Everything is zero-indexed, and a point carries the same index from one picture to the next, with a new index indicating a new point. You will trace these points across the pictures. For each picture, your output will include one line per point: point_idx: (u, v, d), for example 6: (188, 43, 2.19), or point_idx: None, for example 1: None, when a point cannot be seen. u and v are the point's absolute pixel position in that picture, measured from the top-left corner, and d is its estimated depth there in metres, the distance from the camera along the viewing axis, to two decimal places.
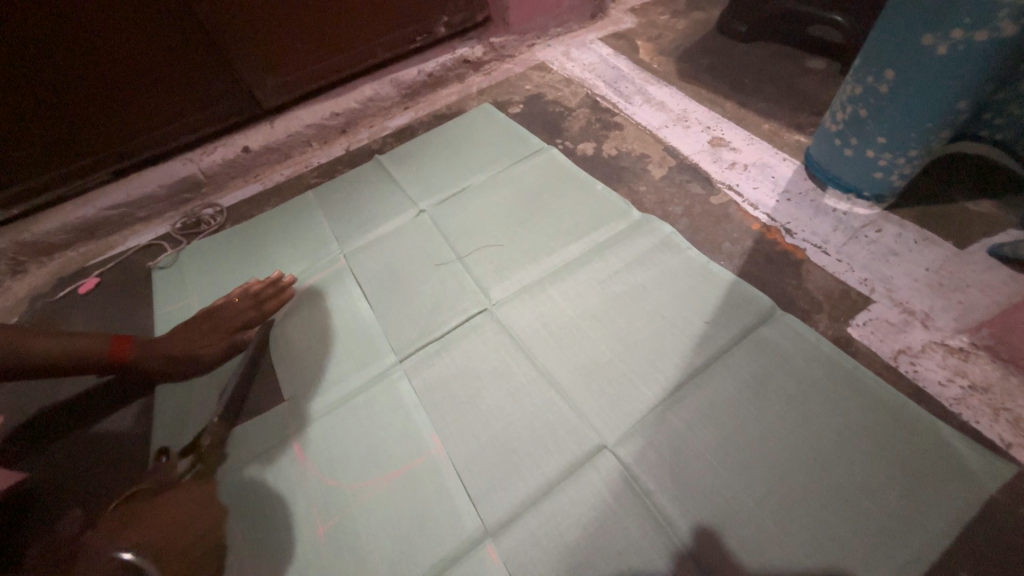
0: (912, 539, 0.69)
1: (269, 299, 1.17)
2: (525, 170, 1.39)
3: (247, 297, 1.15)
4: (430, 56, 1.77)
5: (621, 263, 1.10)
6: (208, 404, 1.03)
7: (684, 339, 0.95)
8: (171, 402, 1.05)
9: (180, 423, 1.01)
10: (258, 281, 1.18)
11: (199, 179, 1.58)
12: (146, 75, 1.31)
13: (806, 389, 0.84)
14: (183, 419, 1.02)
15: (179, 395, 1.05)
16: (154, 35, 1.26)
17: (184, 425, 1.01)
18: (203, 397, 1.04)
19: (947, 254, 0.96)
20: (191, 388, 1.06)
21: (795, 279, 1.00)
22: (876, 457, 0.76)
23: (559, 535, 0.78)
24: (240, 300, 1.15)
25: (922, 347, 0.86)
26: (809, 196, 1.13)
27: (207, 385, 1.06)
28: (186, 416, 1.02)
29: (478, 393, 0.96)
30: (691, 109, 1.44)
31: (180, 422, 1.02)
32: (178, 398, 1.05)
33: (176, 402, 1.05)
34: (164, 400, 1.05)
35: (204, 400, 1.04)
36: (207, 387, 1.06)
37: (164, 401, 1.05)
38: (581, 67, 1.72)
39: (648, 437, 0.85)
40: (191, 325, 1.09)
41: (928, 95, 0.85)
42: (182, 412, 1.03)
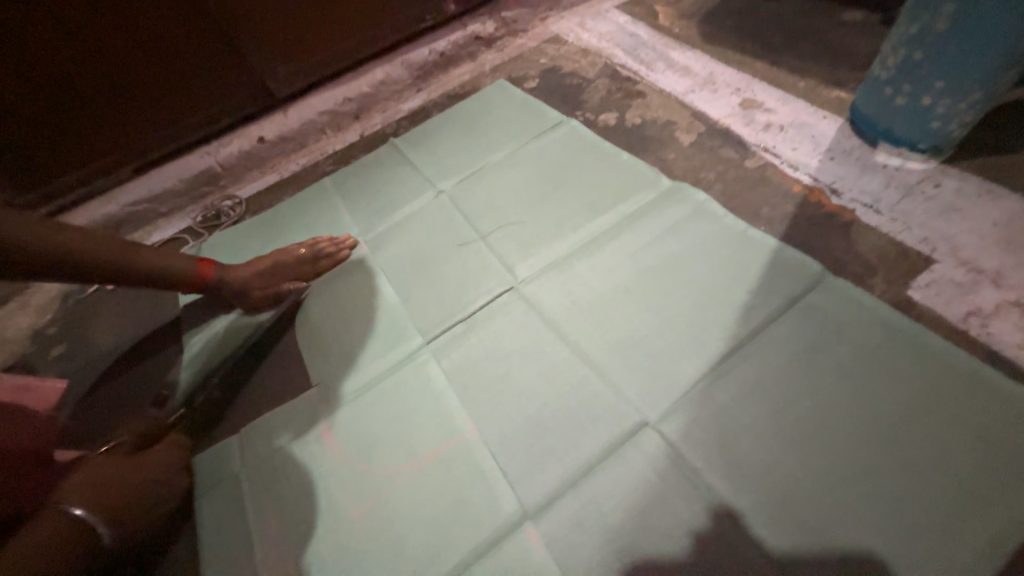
0: (991, 512, 0.64)
1: (322, 260, 1.20)
2: (545, 145, 1.34)
3: (304, 256, 1.18)
4: (441, 35, 1.73)
5: (653, 234, 1.04)
6: (215, 368, 1.08)
7: (726, 309, 0.89)
8: (191, 358, 1.11)
9: (196, 379, 1.07)
10: (321, 243, 1.21)
11: (216, 171, 1.58)
12: (159, 71, 1.30)
13: (864, 357, 0.78)
14: (200, 374, 1.07)
15: (201, 349, 1.12)
16: (166, 29, 1.24)
17: (198, 378, 1.07)
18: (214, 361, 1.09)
19: (1016, 206, 0.87)
20: (214, 351, 1.10)
21: (844, 241, 0.93)
22: (947, 427, 0.70)
23: (602, 513, 0.74)
24: (296, 258, 1.17)
25: (993, 308, 0.79)
26: (855, 153, 1.05)
27: (228, 350, 1.10)
28: (201, 372, 1.08)
29: (508, 372, 0.93)
30: (718, 71, 1.36)
31: (191, 378, 1.07)
32: (198, 354, 1.11)
33: (201, 370, 1.08)
34: (185, 354, 1.12)
35: (219, 359, 1.09)
36: (228, 350, 1.10)
37: (188, 362, 1.10)
38: (598, 36, 1.65)
39: (693, 413, 0.80)
40: (256, 263, 1.15)
41: (994, 29, 0.77)
42: (199, 367, 1.08)
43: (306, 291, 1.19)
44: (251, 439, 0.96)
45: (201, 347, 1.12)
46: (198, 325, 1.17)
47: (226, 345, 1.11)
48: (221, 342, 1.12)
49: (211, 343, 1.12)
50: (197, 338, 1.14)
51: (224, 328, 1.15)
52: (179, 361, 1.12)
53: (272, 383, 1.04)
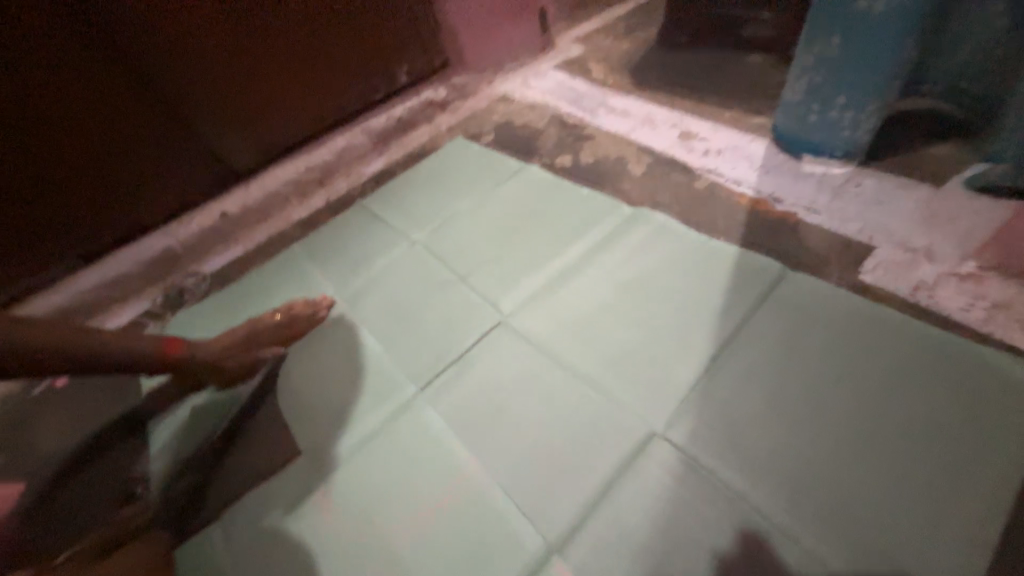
0: (983, 462, 0.68)
1: (301, 321, 1.16)
2: (510, 189, 1.42)
3: (283, 319, 1.14)
4: (397, 102, 1.84)
5: (626, 255, 1.10)
6: (192, 449, 1.00)
7: (706, 313, 0.94)
8: (166, 446, 1.02)
9: (172, 465, 0.98)
10: (298, 303, 1.17)
11: (177, 250, 1.53)
12: (112, 153, 1.31)
13: (838, 340, 0.84)
14: (178, 460, 0.99)
15: (177, 433, 1.04)
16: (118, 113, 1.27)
17: (177, 464, 0.98)
18: (190, 442, 1.01)
19: (928, 193, 1.01)
20: (193, 432, 1.03)
21: (795, 240, 1.02)
22: (926, 390, 0.75)
23: (629, 533, 0.72)
24: (274, 322, 1.13)
25: (935, 280, 0.87)
26: (786, 165, 1.18)
27: (206, 428, 1.03)
28: (180, 457, 0.99)
29: (508, 406, 0.91)
30: (654, 111, 1.52)
31: (168, 466, 0.98)
32: (175, 439, 1.03)
33: (178, 455, 1.00)
34: (159, 444, 1.03)
35: (195, 439, 1.01)
36: (207, 428, 1.03)
37: (162, 451, 1.01)
38: (542, 93, 1.81)
39: (697, 416, 0.81)
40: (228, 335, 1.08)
41: (875, 52, 0.94)
42: (177, 453, 1.00)
43: (286, 355, 1.14)
44: (240, 525, 0.88)
45: (176, 430, 1.05)
46: (170, 411, 1.09)
47: (203, 423, 1.04)
48: (199, 423, 1.04)
49: (185, 426, 1.05)
50: (171, 425, 1.06)
51: (197, 409, 1.07)
52: (151, 452, 1.02)
53: (256, 458, 0.97)
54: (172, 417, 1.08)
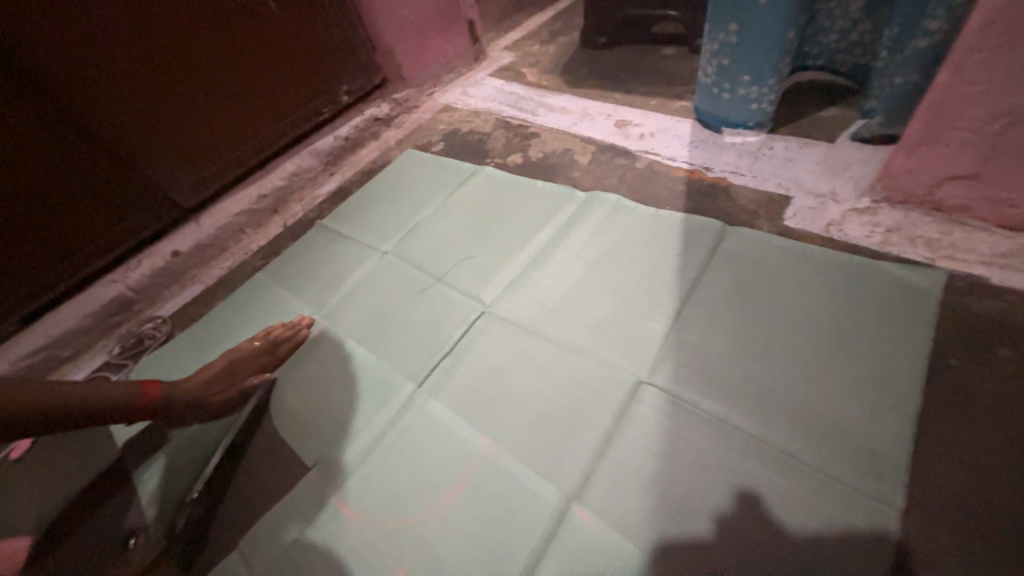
0: (900, 351, 0.83)
1: (283, 342, 1.16)
2: (469, 191, 1.49)
3: (265, 342, 1.15)
4: (341, 122, 1.86)
5: (588, 234, 1.21)
6: (189, 484, 0.96)
7: (666, 273, 1.06)
8: (155, 489, 0.97)
9: (168, 504, 0.93)
10: (277, 326, 1.19)
11: (128, 297, 1.45)
12: (46, 204, 1.23)
13: (777, 277, 0.98)
14: (171, 500, 0.94)
15: (164, 474, 0.99)
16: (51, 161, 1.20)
17: (171, 504, 0.93)
18: (185, 478, 0.97)
19: (826, 148, 1.19)
20: (183, 470, 0.99)
21: (729, 201, 1.17)
22: (850, 305, 0.90)
23: (635, 470, 0.81)
24: (257, 346, 1.14)
25: (842, 217, 1.04)
26: (710, 140, 1.35)
27: (198, 463, 0.99)
28: (173, 496, 0.95)
29: (506, 384, 0.98)
30: (589, 106, 1.65)
31: (161, 508, 0.93)
32: (163, 481, 0.98)
33: (171, 495, 0.95)
34: (145, 487, 0.97)
35: (191, 474, 0.98)
36: (199, 464, 0.99)
37: (153, 494, 0.96)
38: (482, 100, 1.91)
39: (674, 360, 0.92)
40: (207, 369, 1.08)
41: (766, 35, 1.10)
42: (169, 493, 0.96)
43: (276, 378, 1.13)
44: (259, 548, 0.88)
45: (165, 471, 1.00)
46: (151, 454, 1.04)
47: (195, 458, 1.00)
48: (188, 460, 1.01)
49: (174, 465, 1.00)
50: (156, 467, 1.01)
51: (183, 446, 1.03)
52: (138, 496, 0.96)
53: (264, 481, 0.97)
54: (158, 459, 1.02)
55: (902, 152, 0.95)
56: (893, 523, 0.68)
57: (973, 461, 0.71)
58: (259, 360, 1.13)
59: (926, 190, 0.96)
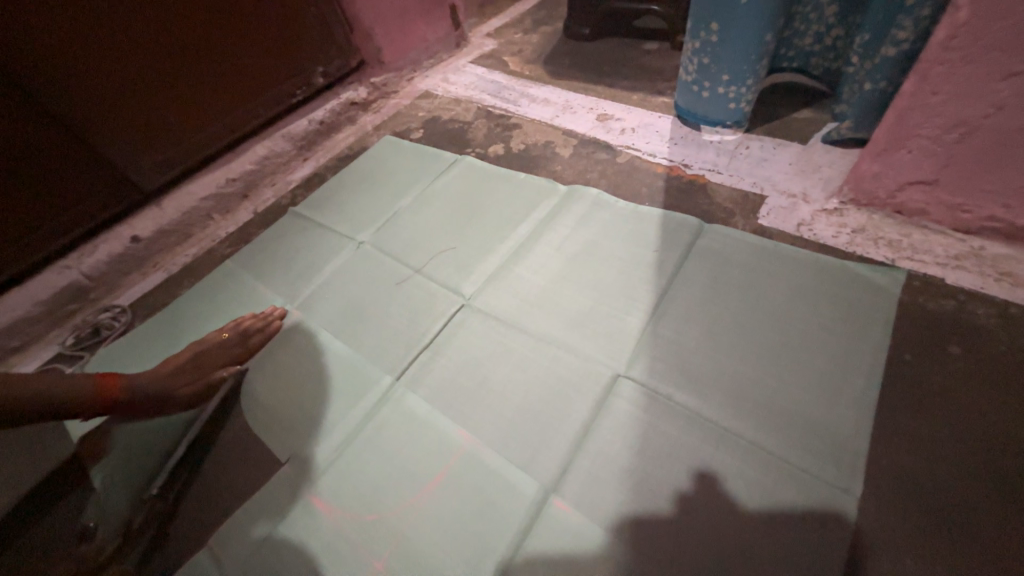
0: (862, 347, 0.87)
1: (256, 333, 1.13)
2: (449, 181, 1.46)
3: (237, 332, 1.11)
4: (316, 105, 1.79)
5: (569, 228, 1.21)
6: (149, 476, 0.92)
7: (645, 269, 1.08)
8: (108, 478, 0.91)
9: (125, 494, 0.89)
10: (249, 317, 1.15)
11: (83, 284, 1.37)
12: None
13: (750, 274, 1.01)
14: (131, 490, 0.90)
15: (120, 463, 0.93)
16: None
17: (130, 494, 0.89)
18: (142, 469, 0.93)
19: (798, 149, 1.23)
20: (143, 458, 0.94)
21: (706, 199, 1.20)
22: (818, 302, 0.94)
23: (612, 462, 0.83)
24: (228, 337, 1.10)
25: (812, 217, 1.08)
26: (689, 137, 1.36)
27: (161, 452, 0.95)
28: (132, 487, 0.90)
29: (486, 377, 0.98)
30: (571, 98, 1.65)
31: (117, 499, 0.88)
32: (119, 469, 0.92)
33: (129, 485, 0.90)
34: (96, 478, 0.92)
35: (150, 465, 0.93)
36: (162, 452, 0.95)
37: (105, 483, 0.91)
38: (464, 87, 1.87)
39: (650, 355, 0.94)
40: (173, 362, 1.03)
41: (746, 35, 1.11)
42: (127, 482, 0.91)
43: (247, 371, 1.10)
44: (229, 545, 0.85)
45: (118, 460, 0.94)
46: (109, 442, 0.98)
47: (154, 447, 0.95)
48: (147, 448, 0.95)
49: (129, 454, 0.95)
50: (109, 456, 0.95)
51: (139, 434, 0.97)
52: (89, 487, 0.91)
53: (234, 477, 0.94)
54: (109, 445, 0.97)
55: (868, 156, 0.98)
56: (850, 509, 0.72)
57: (923, 450, 0.76)
58: (230, 352, 1.08)
59: (889, 194, 1.00)
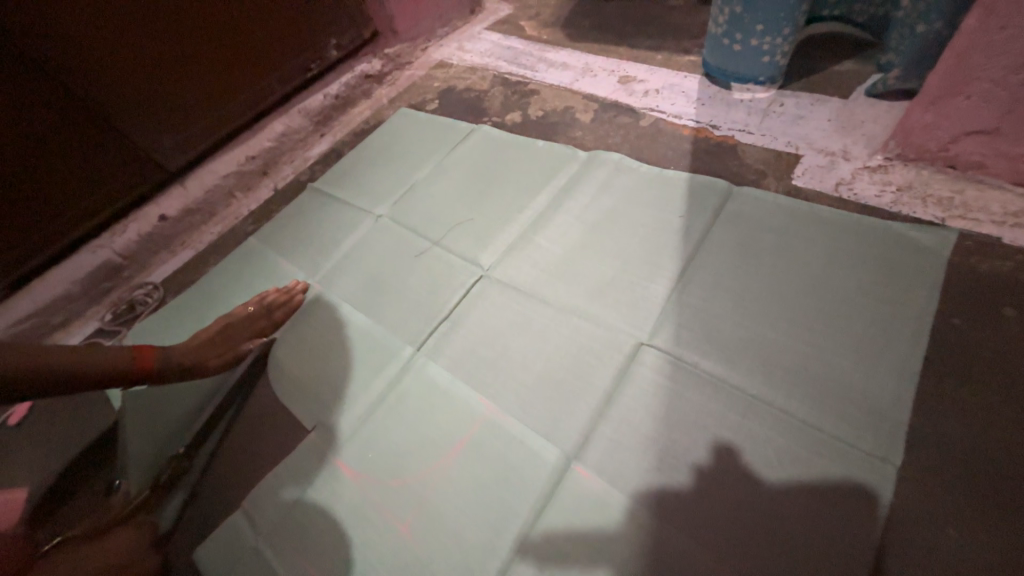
0: (906, 312, 0.82)
1: (280, 307, 1.14)
2: (466, 152, 1.43)
3: (262, 306, 1.13)
4: (331, 79, 1.77)
5: (590, 196, 1.17)
6: (176, 435, 0.97)
7: (670, 235, 1.04)
8: (141, 437, 0.97)
9: (157, 450, 0.95)
10: (273, 291, 1.16)
11: (117, 262, 1.42)
12: (11, 169, 1.14)
13: (783, 238, 0.96)
14: (159, 449, 0.95)
15: (152, 423, 0.99)
16: (17, 123, 1.12)
17: (159, 453, 0.94)
18: (173, 428, 0.98)
19: (839, 104, 1.14)
20: (171, 420, 0.99)
21: (736, 160, 1.13)
22: (858, 266, 0.88)
23: (635, 430, 0.82)
24: (254, 310, 1.12)
25: (852, 176, 1.01)
26: (718, 96, 1.28)
27: (188, 414, 0.99)
28: (161, 445, 0.96)
29: (506, 347, 0.97)
30: (591, 61, 1.57)
31: (148, 457, 0.94)
32: (153, 426, 0.99)
33: (157, 445, 0.95)
34: (130, 435, 0.98)
35: (179, 426, 0.98)
36: (189, 414, 0.99)
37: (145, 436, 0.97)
38: (479, 55, 1.81)
39: (675, 323, 0.91)
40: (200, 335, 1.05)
41: None
42: (158, 440, 0.96)
43: (273, 343, 1.12)
44: (262, 505, 0.89)
45: (156, 415, 1.01)
46: (146, 402, 1.03)
47: (183, 408, 1.00)
48: (176, 411, 1.00)
49: (164, 412, 1.01)
50: (143, 415, 1.01)
51: (176, 394, 1.03)
52: (123, 443, 0.97)
53: (263, 443, 0.97)
54: (152, 399, 1.03)
55: (919, 106, 0.91)
56: (889, 479, 0.69)
57: (969, 419, 0.71)
58: (255, 326, 1.10)
59: (941, 146, 0.92)
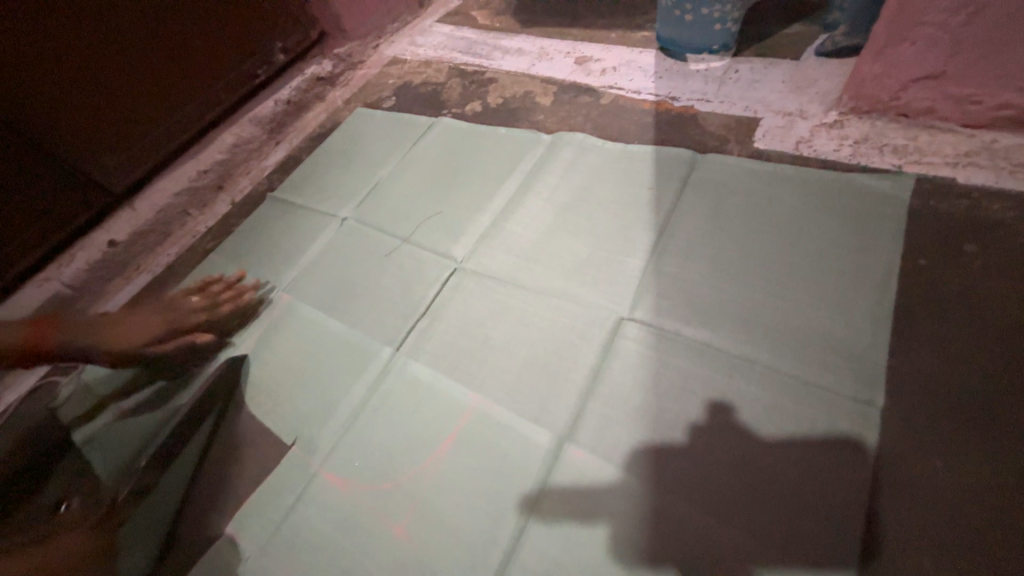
0: (875, 258, 0.83)
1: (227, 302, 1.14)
2: (428, 146, 1.39)
3: (210, 299, 1.14)
4: (281, 84, 1.70)
5: (558, 177, 1.16)
6: (144, 446, 0.95)
7: (641, 207, 1.03)
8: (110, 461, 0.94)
9: (128, 461, 0.93)
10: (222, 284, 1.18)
11: (68, 294, 1.31)
12: None
13: (750, 198, 0.97)
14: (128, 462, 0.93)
15: (119, 445, 0.96)
16: None
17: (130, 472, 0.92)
18: (142, 438, 0.96)
19: (791, 66, 1.16)
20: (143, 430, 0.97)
21: (697, 129, 1.14)
22: (826, 218, 0.90)
23: (626, 402, 0.81)
24: (200, 301, 1.12)
25: (811, 133, 1.03)
26: (675, 68, 1.29)
27: (158, 425, 0.97)
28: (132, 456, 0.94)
29: (488, 337, 0.95)
30: (547, 45, 1.55)
31: (121, 477, 0.91)
32: (126, 436, 0.97)
33: (127, 459, 0.94)
34: (98, 462, 0.95)
35: (149, 437, 0.96)
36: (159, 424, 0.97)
37: (117, 446, 0.96)
38: (433, 48, 1.77)
39: (655, 293, 0.91)
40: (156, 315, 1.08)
41: None
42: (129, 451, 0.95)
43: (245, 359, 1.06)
44: (247, 526, 0.85)
45: (127, 425, 0.99)
46: (116, 412, 1.01)
47: (152, 421, 0.98)
48: (141, 429, 0.97)
49: (135, 422, 0.99)
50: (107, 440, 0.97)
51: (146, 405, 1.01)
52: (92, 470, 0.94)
53: (242, 463, 0.92)
54: (124, 410, 1.01)
55: (869, 57, 0.93)
56: (876, 421, 0.70)
57: (944, 354, 0.73)
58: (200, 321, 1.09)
59: (892, 96, 0.94)
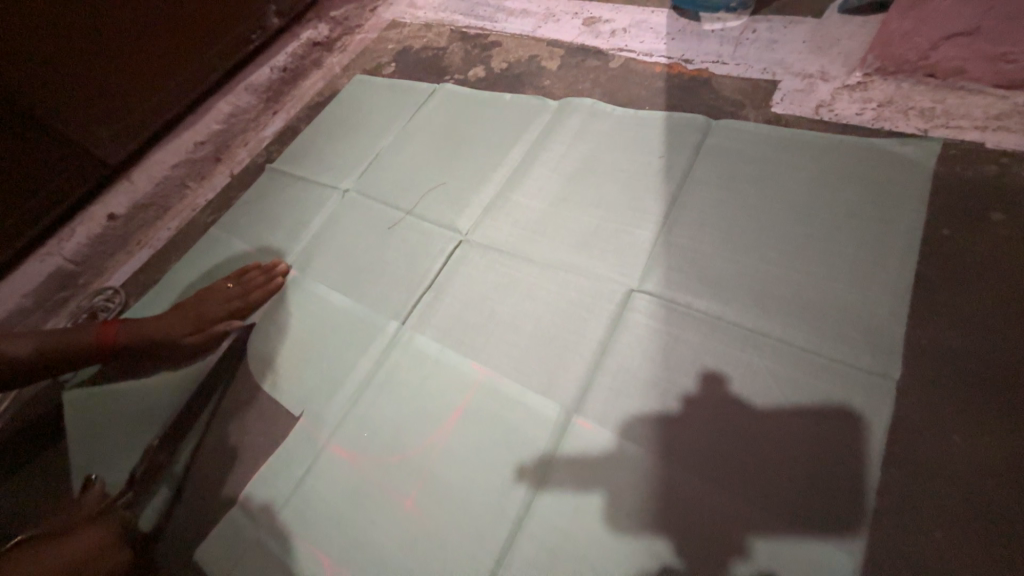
0: (896, 229, 0.80)
1: (258, 287, 1.09)
2: (430, 114, 1.34)
3: (240, 284, 1.08)
4: (275, 50, 1.62)
5: (565, 145, 1.12)
6: (150, 425, 0.94)
7: (652, 177, 1.00)
8: (112, 435, 0.94)
9: (137, 440, 0.93)
10: (252, 268, 1.11)
11: (69, 270, 1.31)
12: None
13: (766, 166, 0.93)
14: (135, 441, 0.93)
15: (124, 420, 0.95)
16: None
17: (134, 449, 0.92)
18: (149, 418, 0.95)
19: (813, 25, 1.09)
20: (151, 411, 0.95)
21: (711, 93, 1.09)
22: (845, 187, 0.86)
23: (634, 375, 0.80)
24: (231, 288, 1.07)
25: (832, 96, 0.98)
26: (688, 29, 1.21)
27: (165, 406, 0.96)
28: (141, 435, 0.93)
29: (495, 311, 0.94)
30: (553, 5, 1.47)
31: (122, 453, 0.92)
32: (133, 415, 0.96)
33: (135, 439, 0.93)
34: (102, 433, 0.95)
35: (156, 417, 0.95)
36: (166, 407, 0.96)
37: (124, 425, 0.95)
38: (433, 11, 1.68)
39: (665, 265, 0.89)
40: (178, 307, 1.04)
41: None
42: (137, 429, 0.94)
43: (251, 331, 1.06)
44: (260, 494, 0.86)
45: (135, 405, 0.97)
46: (122, 391, 0.99)
47: (159, 400, 0.97)
48: (144, 405, 0.97)
49: (143, 402, 0.97)
50: (112, 412, 0.97)
51: (153, 387, 0.98)
52: (93, 441, 0.94)
53: (253, 435, 0.93)
54: (132, 390, 0.99)
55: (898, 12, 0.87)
56: (891, 393, 0.69)
57: (962, 326, 0.72)
58: (230, 309, 1.04)
59: (921, 55, 0.89)
